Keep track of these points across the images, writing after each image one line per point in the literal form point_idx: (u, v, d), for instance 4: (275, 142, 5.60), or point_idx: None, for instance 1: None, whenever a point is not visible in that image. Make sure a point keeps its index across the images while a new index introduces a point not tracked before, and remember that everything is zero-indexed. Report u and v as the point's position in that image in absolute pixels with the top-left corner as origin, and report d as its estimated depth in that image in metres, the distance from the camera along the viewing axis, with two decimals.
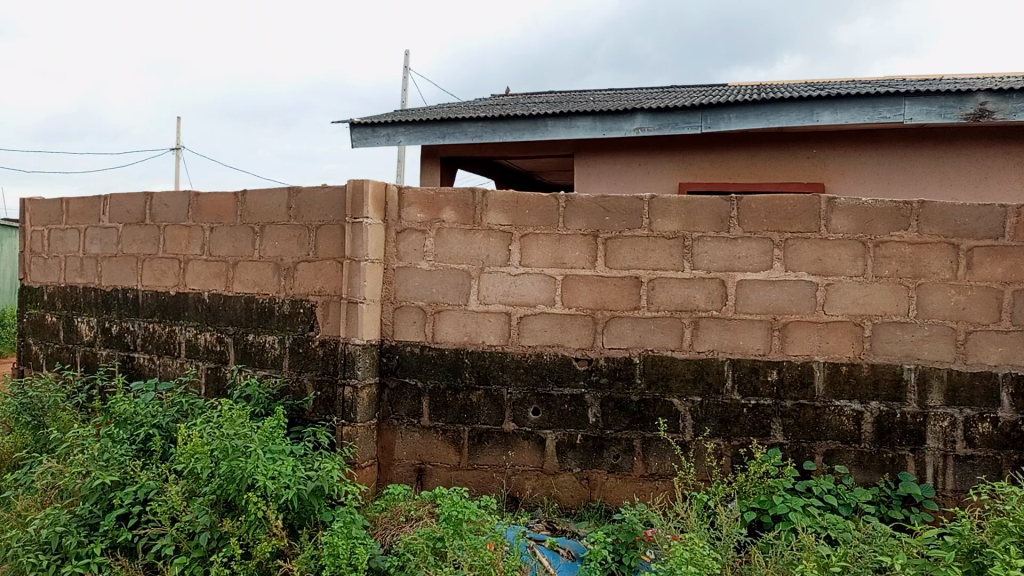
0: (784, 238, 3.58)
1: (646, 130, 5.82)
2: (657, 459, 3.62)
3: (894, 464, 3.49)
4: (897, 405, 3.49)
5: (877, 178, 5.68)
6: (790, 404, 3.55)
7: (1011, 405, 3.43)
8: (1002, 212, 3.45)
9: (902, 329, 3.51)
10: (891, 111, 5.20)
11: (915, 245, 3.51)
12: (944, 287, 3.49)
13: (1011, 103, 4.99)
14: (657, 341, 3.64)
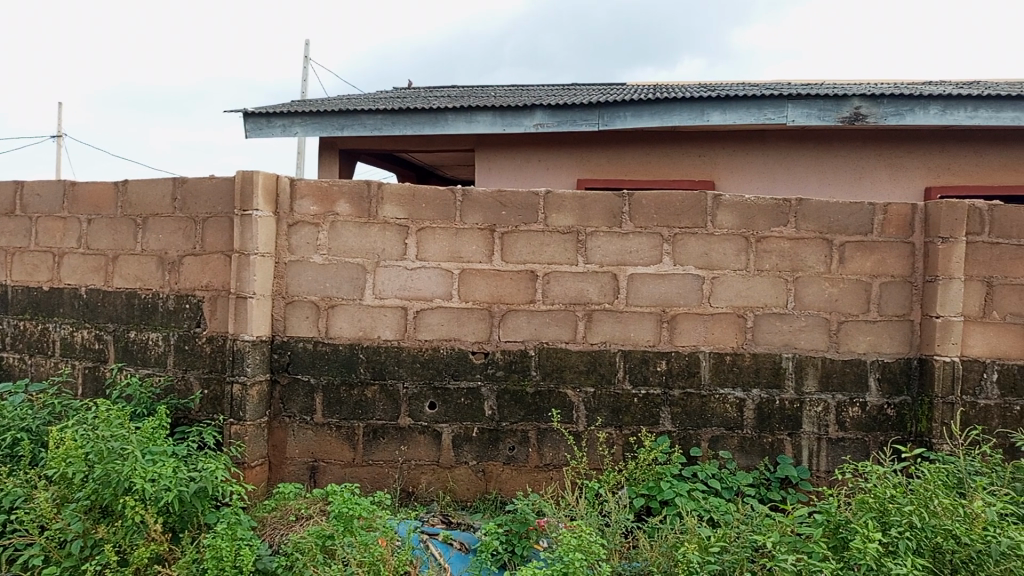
0: (672, 233, 3.70)
1: (545, 126, 5.88)
2: (552, 450, 3.68)
3: (773, 448, 3.67)
4: (776, 392, 3.68)
5: (763, 177, 5.95)
6: (678, 393, 3.68)
7: (877, 389, 3.67)
8: (871, 209, 3.69)
9: (781, 319, 3.70)
10: (775, 112, 5.44)
11: (793, 240, 3.70)
12: (819, 280, 3.70)
13: (881, 107, 5.33)
14: (552, 334, 3.70)
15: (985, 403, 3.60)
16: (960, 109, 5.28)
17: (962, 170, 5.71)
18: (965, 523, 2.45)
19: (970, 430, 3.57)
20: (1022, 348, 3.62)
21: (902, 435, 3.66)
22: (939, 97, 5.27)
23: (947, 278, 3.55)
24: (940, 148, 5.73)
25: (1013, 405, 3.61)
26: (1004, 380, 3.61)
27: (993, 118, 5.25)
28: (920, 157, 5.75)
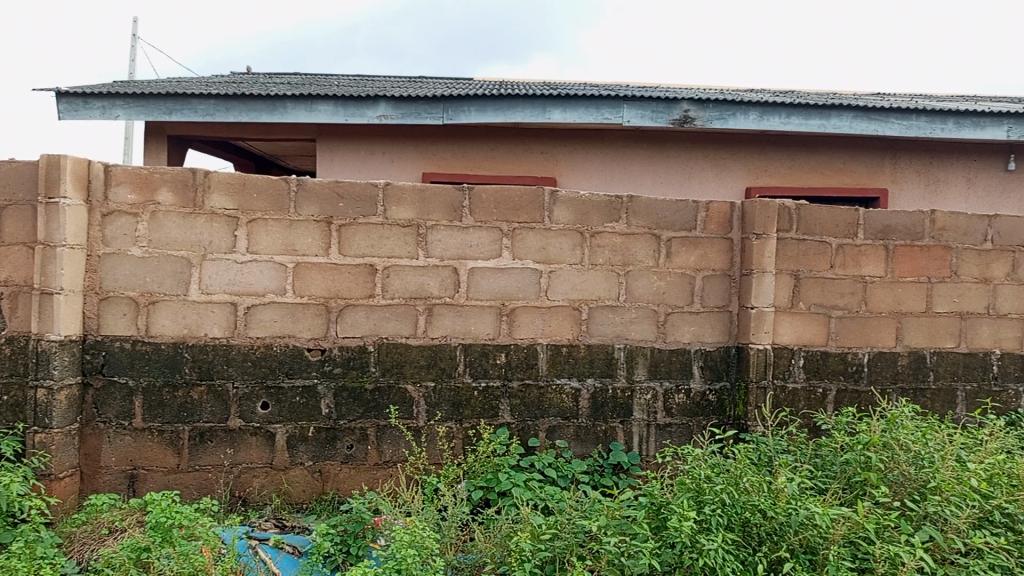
0: (511, 227, 3.75)
1: (389, 118, 5.78)
2: (391, 446, 3.64)
3: (606, 436, 3.82)
4: (609, 382, 3.84)
5: (601, 175, 6.17)
6: (516, 384, 3.75)
7: (700, 376, 3.92)
8: (695, 207, 3.91)
9: (613, 312, 3.85)
10: (612, 112, 5.65)
11: (625, 235, 3.86)
12: (649, 274, 3.89)
13: (707, 111, 5.68)
14: (391, 329, 3.65)
15: (793, 387, 3.92)
16: (776, 115, 5.71)
17: (777, 173, 6.19)
18: (767, 498, 2.66)
19: (779, 412, 3.88)
20: (824, 335, 3.98)
21: (722, 419, 3.94)
22: (757, 104, 5.68)
23: (761, 272, 3.84)
24: (758, 151, 6.18)
25: (816, 388, 3.95)
26: (809, 365, 3.95)
27: (803, 125, 5.72)
28: (741, 159, 6.18)
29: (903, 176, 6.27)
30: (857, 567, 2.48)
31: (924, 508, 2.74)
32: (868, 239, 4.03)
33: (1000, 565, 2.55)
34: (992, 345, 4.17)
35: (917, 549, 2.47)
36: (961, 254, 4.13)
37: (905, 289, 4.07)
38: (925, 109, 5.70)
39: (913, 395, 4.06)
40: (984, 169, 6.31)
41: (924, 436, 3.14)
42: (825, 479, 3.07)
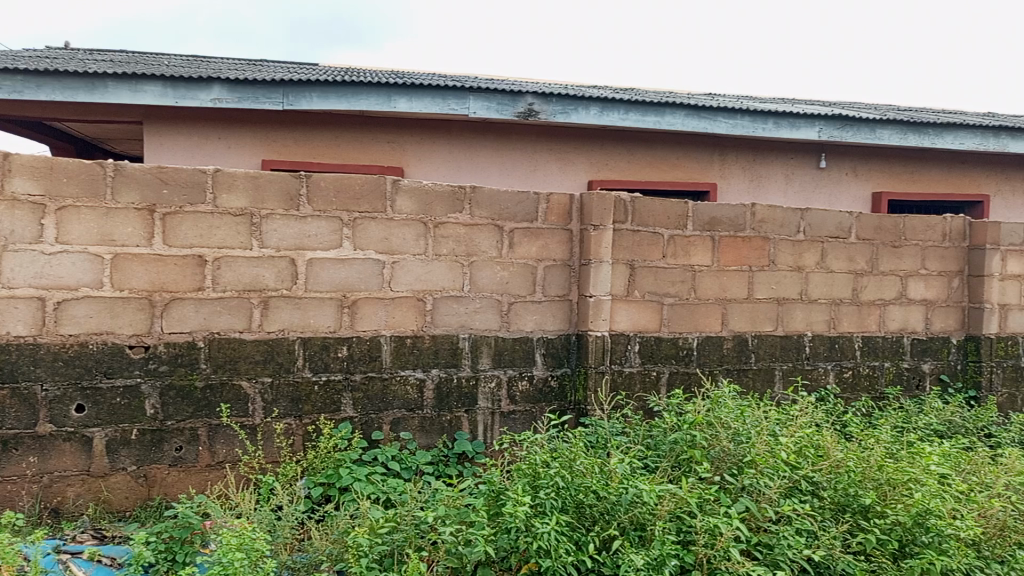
0: (351, 217, 3.66)
1: (223, 102, 5.47)
2: (224, 446, 3.46)
3: (451, 426, 3.83)
4: (453, 371, 3.84)
5: (447, 165, 6.15)
6: (359, 377, 3.67)
7: (543, 363, 4.02)
8: (536, 198, 3.99)
9: (457, 302, 3.86)
10: (458, 103, 5.65)
11: (468, 226, 3.87)
12: (492, 264, 3.93)
13: (551, 105, 5.79)
14: (224, 323, 3.47)
15: (629, 370, 4.09)
16: (615, 111, 5.93)
17: (617, 166, 6.43)
18: (601, 480, 2.77)
19: (616, 395, 4.04)
20: (657, 321, 4.18)
21: (563, 404, 4.06)
22: (598, 99, 5.86)
23: (599, 261, 3.99)
24: (600, 145, 6.39)
25: (651, 371, 4.14)
26: (644, 350, 4.13)
27: (640, 121, 5.97)
28: (584, 153, 6.37)
29: (731, 171, 6.69)
30: (680, 539, 2.64)
31: (741, 481, 2.95)
32: (696, 230, 4.27)
33: (805, 529, 2.80)
34: (805, 328, 4.53)
35: (734, 519, 2.65)
36: (778, 244, 4.46)
37: (729, 277, 4.35)
38: (748, 110, 6.11)
39: (736, 375, 4.35)
40: (799, 166, 6.85)
41: (742, 414, 3.38)
42: (654, 459, 3.23)
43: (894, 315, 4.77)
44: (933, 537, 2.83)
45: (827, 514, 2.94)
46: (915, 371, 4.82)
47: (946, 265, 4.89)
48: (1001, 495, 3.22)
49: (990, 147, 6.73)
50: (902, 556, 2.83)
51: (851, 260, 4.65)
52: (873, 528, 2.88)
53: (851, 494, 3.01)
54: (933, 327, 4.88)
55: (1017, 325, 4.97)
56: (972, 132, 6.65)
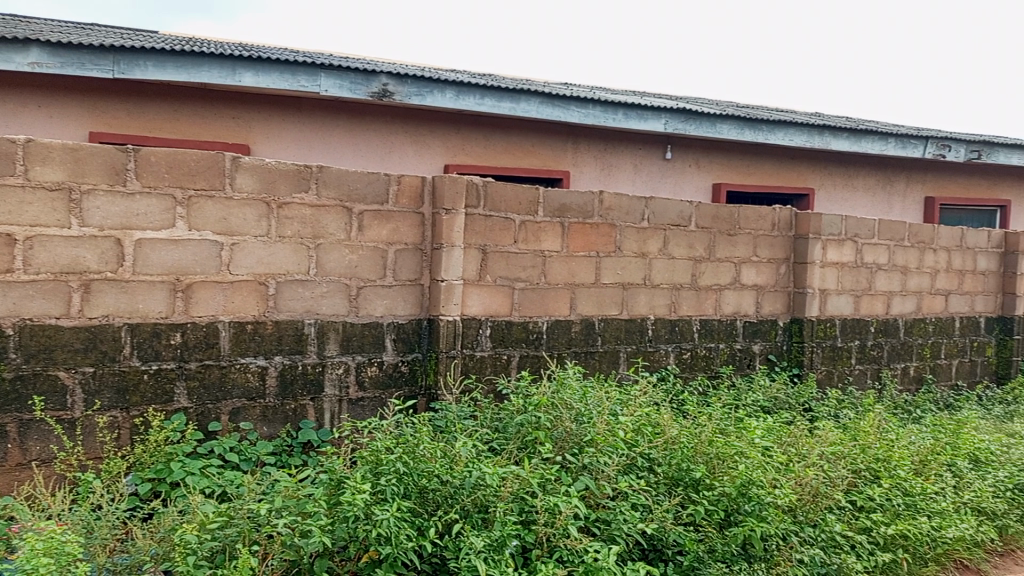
0: (186, 195, 3.43)
1: (43, 67, 4.96)
2: (38, 443, 3.16)
3: (295, 414, 3.70)
4: (298, 358, 3.71)
5: (298, 144, 5.92)
6: (194, 366, 3.46)
7: (393, 348, 3.96)
8: (386, 180, 3.91)
9: (302, 286, 3.72)
10: (308, 80, 5.44)
11: (314, 207, 3.73)
12: (340, 247, 3.81)
13: (406, 86, 5.69)
14: (37, 309, 3.16)
15: (480, 355, 4.11)
16: (470, 95, 5.92)
17: (473, 151, 6.43)
18: (445, 464, 2.78)
19: (466, 379, 4.04)
20: (508, 306, 4.21)
21: (413, 389, 4.01)
22: (453, 83, 5.83)
23: (450, 246, 3.97)
24: (455, 129, 6.36)
25: (501, 355, 4.18)
26: (495, 334, 4.16)
27: (495, 107, 6.00)
28: (439, 136, 6.31)
29: (583, 160, 6.86)
30: (521, 519, 2.70)
31: (581, 460, 3.04)
32: (546, 217, 4.33)
33: (639, 503, 2.95)
34: (648, 311, 4.73)
35: (573, 497, 2.75)
36: (624, 231, 4.62)
37: (578, 262, 4.45)
38: (599, 100, 6.27)
39: (584, 358, 4.48)
40: (647, 157, 7.13)
41: (584, 395, 3.48)
42: (499, 441, 3.27)
43: (729, 299, 5.07)
44: (754, 505, 3.04)
45: (661, 488, 3.10)
46: (746, 351, 5.15)
47: (775, 253, 5.25)
48: (814, 464, 3.51)
49: (815, 144, 7.29)
50: (727, 524, 3.04)
51: (691, 247, 4.89)
52: (702, 499, 3.06)
53: (683, 469, 3.18)
54: (763, 310, 5.22)
55: (834, 308, 5.43)
56: (800, 129, 7.16)
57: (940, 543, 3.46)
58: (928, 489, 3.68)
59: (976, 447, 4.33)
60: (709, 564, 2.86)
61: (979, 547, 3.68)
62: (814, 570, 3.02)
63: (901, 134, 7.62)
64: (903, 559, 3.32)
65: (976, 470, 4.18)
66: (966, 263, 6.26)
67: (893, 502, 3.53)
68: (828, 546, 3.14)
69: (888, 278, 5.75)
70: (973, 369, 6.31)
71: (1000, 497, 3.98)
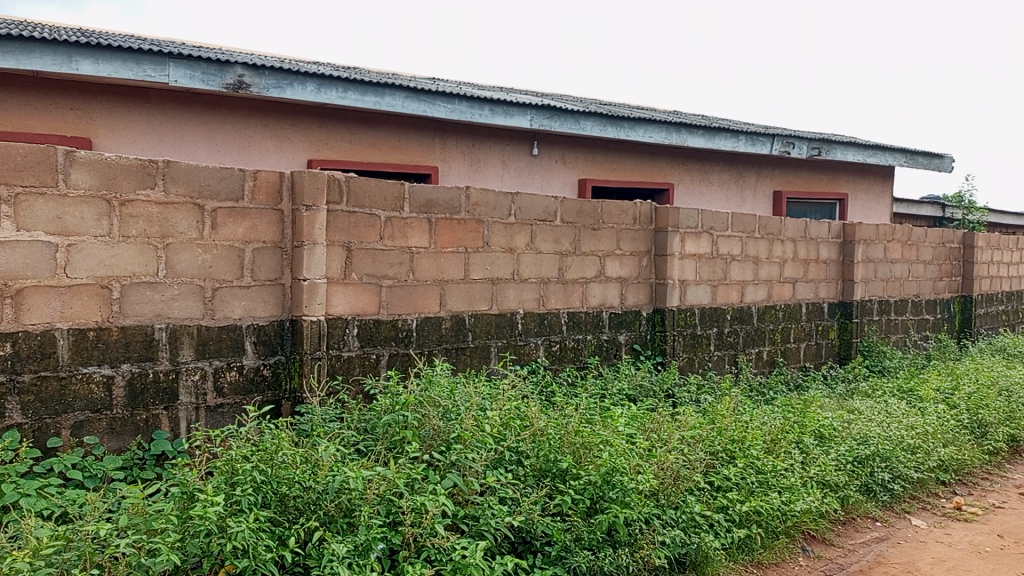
0: (13, 192, 3.14)
1: None
2: None
3: (147, 425, 3.47)
4: (149, 365, 3.47)
5: (147, 138, 5.56)
6: (28, 378, 3.17)
7: (254, 352, 3.78)
8: (241, 175, 3.73)
9: (151, 289, 3.48)
10: (156, 70, 5.11)
11: (162, 205, 3.51)
12: (192, 247, 3.60)
13: (263, 78, 5.46)
14: None
15: (348, 355, 4.01)
16: (333, 89, 5.76)
17: (338, 146, 6.26)
18: (307, 470, 2.70)
19: (332, 381, 3.93)
20: (375, 304, 4.13)
21: (277, 394, 3.85)
22: (314, 76, 5.65)
23: (312, 243, 3.84)
24: (318, 124, 6.17)
25: (369, 354, 4.09)
26: (362, 333, 4.07)
27: (359, 101, 5.87)
28: (302, 131, 6.11)
29: (451, 155, 6.84)
30: (387, 521, 2.66)
31: (449, 457, 3.02)
32: (412, 212, 4.27)
33: (506, 497, 2.99)
34: (517, 306, 4.77)
35: (440, 495, 2.74)
36: (491, 227, 4.63)
37: (446, 258, 4.42)
38: (465, 96, 6.27)
39: (454, 354, 4.46)
40: (515, 153, 7.19)
41: (452, 392, 3.47)
42: (365, 444, 3.20)
43: (595, 292, 5.20)
44: (618, 491, 3.14)
45: (530, 481, 3.13)
46: (613, 342, 5.30)
47: (637, 246, 5.43)
48: (675, 448, 3.66)
49: (673, 141, 7.60)
50: (593, 511, 3.11)
51: (557, 241, 4.97)
52: (569, 488, 3.12)
53: (551, 460, 3.22)
54: (627, 301, 5.39)
55: (693, 298, 5.68)
56: (659, 127, 7.45)
57: (789, 516, 3.70)
58: (778, 466, 3.94)
59: (821, 424, 4.65)
60: (576, 552, 2.92)
61: (824, 518, 3.96)
62: (675, 550, 3.16)
63: (751, 132, 8.08)
64: (757, 534, 3.53)
65: (821, 445, 4.49)
66: (811, 252, 6.71)
67: (747, 480, 3.76)
68: (689, 526, 3.29)
69: (741, 268, 6.07)
70: (819, 351, 6.78)
71: (841, 469, 4.30)
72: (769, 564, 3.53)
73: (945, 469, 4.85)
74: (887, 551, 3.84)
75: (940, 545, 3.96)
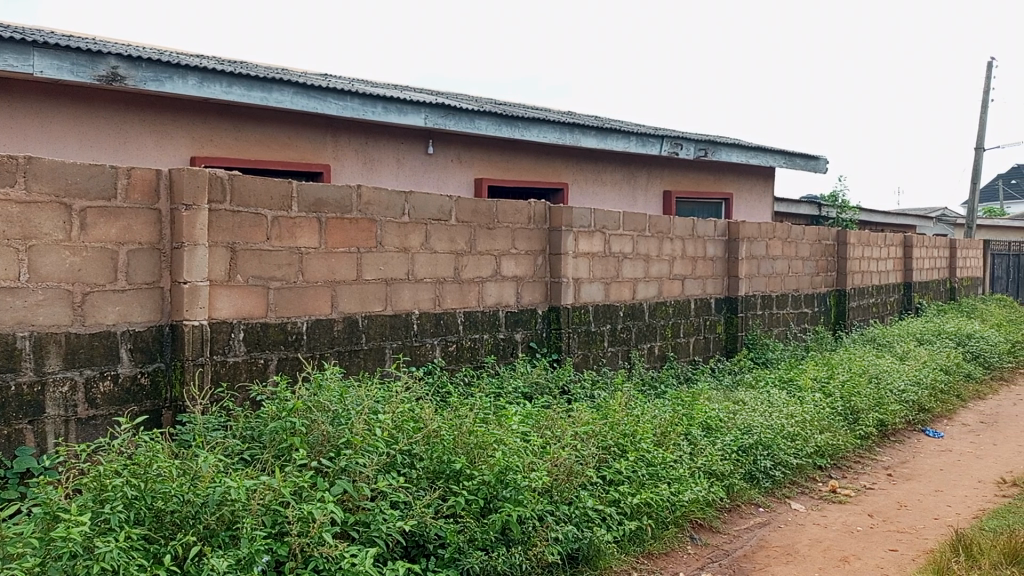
0: None
1: None
2: None
3: (9, 442, 3.21)
4: (10, 377, 3.22)
5: (10, 133, 5.15)
6: None
7: (130, 359, 3.56)
8: (113, 173, 3.51)
9: (12, 295, 3.24)
10: (18, 60, 4.75)
11: (23, 205, 3.27)
12: (58, 249, 3.36)
13: (139, 71, 5.18)
14: None
15: (233, 360, 3.85)
16: (216, 83, 5.53)
17: (223, 143, 6.01)
18: (186, 483, 2.59)
19: (217, 388, 3.75)
20: (263, 307, 3.98)
21: (156, 403, 3.63)
22: (195, 69, 5.41)
23: (193, 244, 3.67)
24: (201, 119, 5.90)
25: (257, 359, 3.95)
26: (249, 338, 3.92)
27: (245, 96, 5.66)
28: (184, 127, 5.82)
29: (343, 153, 6.69)
30: (272, 532, 2.58)
31: (338, 463, 2.96)
32: (301, 212, 4.15)
33: (398, 501, 2.96)
34: (412, 306, 4.71)
35: (328, 503, 2.68)
36: (384, 226, 4.55)
37: (338, 259, 4.32)
38: (357, 93, 6.15)
39: (347, 357, 4.36)
40: (409, 151, 7.11)
41: (343, 396, 3.40)
42: (251, 452, 3.10)
43: (491, 291, 5.20)
44: (511, 490, 3.16)
45: (422, 483, 3.11)
46: (509, 340, 5.32)
47: (532, 245, 5.47)
48: (568, 444, 3.71)
49: (567, 142, 7.72)
50: (487, 511, 3.13)
51: (452, 240, 4.95)
52: (462, 489, 3.12)
53: (445, 461, 3.21)
54: (522, 300, 5.42)
55: (587, 296, 5.78)
56: (553, 127, 7.54)
57: (678, 506, 3.85)
58: (667, 458, 4.07)
59: (708, 415, 4.81)
60: (469, 553, 2.92)
61: (711, 506, 4.10)
62: (568, 546, 3.22)
63: (641, 133, 8.31)
64: (647, 524, 3.64)
65: (708, 436, 4.66)
66: (698, 250, 6.95)
67: (638, 473, 3.86)
68: (582, 521, 3.35)
69: (633, 266, 6.22)
70: (707, 345, 7.03)
71: (726, 459, 4.48)
72: (659, 554, 3.63)
73: (822, 455, 5.14)
74: (768, 535, 4.02)
75: (817, 527, 4.18)
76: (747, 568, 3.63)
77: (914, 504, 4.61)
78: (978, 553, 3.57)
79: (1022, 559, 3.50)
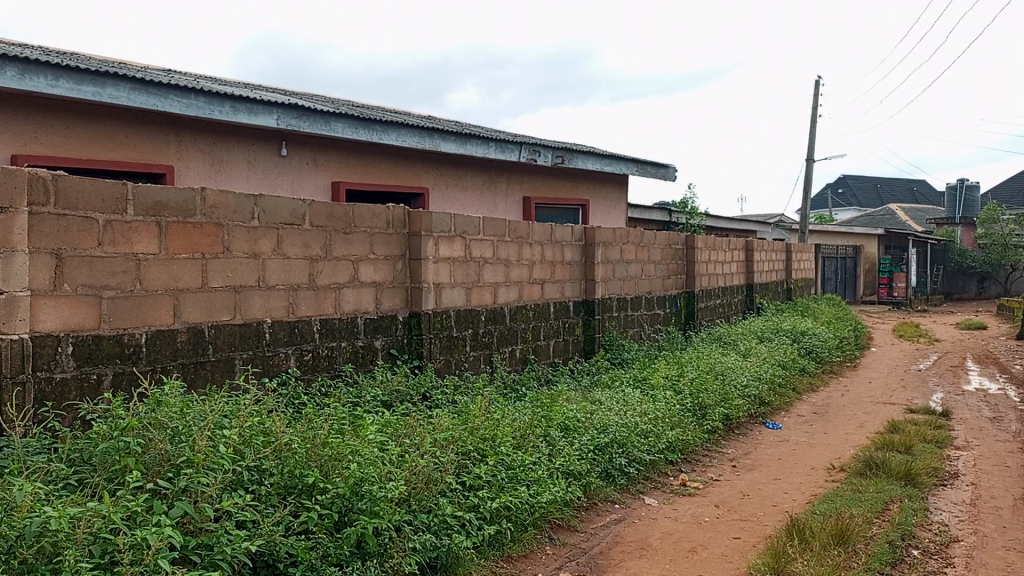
0: None
1: None
2: None
3: None
4: None
5: None
6: None
7: None
8: None
9: None
10: None
11: None
12: None
13: None
14: None
15: (61, 377, 3.52)
16: (41, 76, 5.06)
17: (49, 141, 5.51)
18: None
19: (40, 408, 3.42)
20: (94, 319, 3.67)
21: None
22: (16, 61, 4.91)
23: (10, 251, 3.34)
24: (23, 115, 5.36)
25: (89, 375, 3.63)
26: (79, 352, 3.60)
27: (74, 91, 5.22)
28: (4, 121, 5.27)
29: (187, 154, 6.32)
30: (101, 563, 2.40)
31: (178, 484, 2.79)
32: (138, 216, 3.86)
33: (245, 520, 2.83)
34: (263, 315, 4.50)
35: (165, 527, 2.53)
36: (232, 231, 4.32)
37: (180, 266, 4.05)
38: (202, 90, 5.83)
39: (191, 369, 4.10)
40: (260, 153, 6.82)
41: (184, 412, 3.22)
42: (79, 476, 2.86)
43: (348, 298, 5.07)
44: (366, 502, 3.11)
45: (272, 500, 2.99)
46: (369, 348, 5.20)
47: (391, 250, 5.38)
48: (427, 451, 3.67)
49: (426, 146, 7.67)
50: (341, 525, 3.06)
51: (306, 246, 4.78)
52: (315, 505, 3.03)
53: (297, 475, 3.11)
54: (381, 306, 5.32)
55: (448, 300, 5.74)
56: (411, 131, 7.48)
57: (537, 507, 3.92)
58: (526, 460, 4.15)
59: (566, 417, 4.91)
60: (323, 570, 2.85)
61: (568, 506, 4.19)
62: (426, 554, 3.21)
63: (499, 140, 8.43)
64: (507, 528, 3.68)
65: (566, 437, 4.75)
66: (556, 256, 7.10)
67: (497, 477, 3.89)
68: (441, 528, 3.35)
69: (493, 270, 6.26)
70: (566, 347, 7.18)
71: (583, 458, 4.59)
72: (518, 556, 3.67)
73: (673, 450, 5.37)
74: (623, 531, 4.15)
75: (668, 520, 4.36)
76: (602, 564, 3.72)
77: (754, 493, 4.90)
78: (810, 536, 3.86)
79: (847, 539, 3.82)
